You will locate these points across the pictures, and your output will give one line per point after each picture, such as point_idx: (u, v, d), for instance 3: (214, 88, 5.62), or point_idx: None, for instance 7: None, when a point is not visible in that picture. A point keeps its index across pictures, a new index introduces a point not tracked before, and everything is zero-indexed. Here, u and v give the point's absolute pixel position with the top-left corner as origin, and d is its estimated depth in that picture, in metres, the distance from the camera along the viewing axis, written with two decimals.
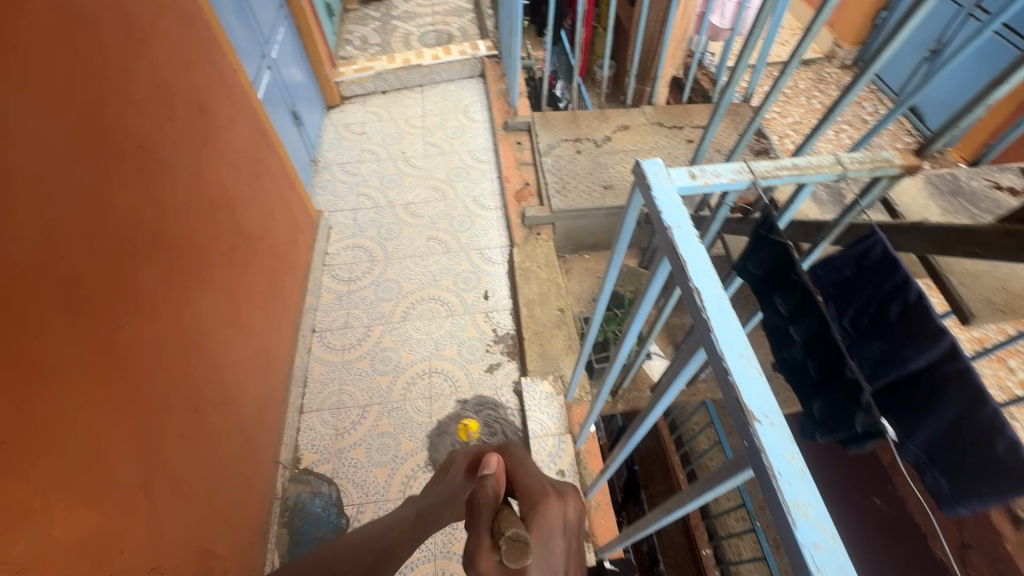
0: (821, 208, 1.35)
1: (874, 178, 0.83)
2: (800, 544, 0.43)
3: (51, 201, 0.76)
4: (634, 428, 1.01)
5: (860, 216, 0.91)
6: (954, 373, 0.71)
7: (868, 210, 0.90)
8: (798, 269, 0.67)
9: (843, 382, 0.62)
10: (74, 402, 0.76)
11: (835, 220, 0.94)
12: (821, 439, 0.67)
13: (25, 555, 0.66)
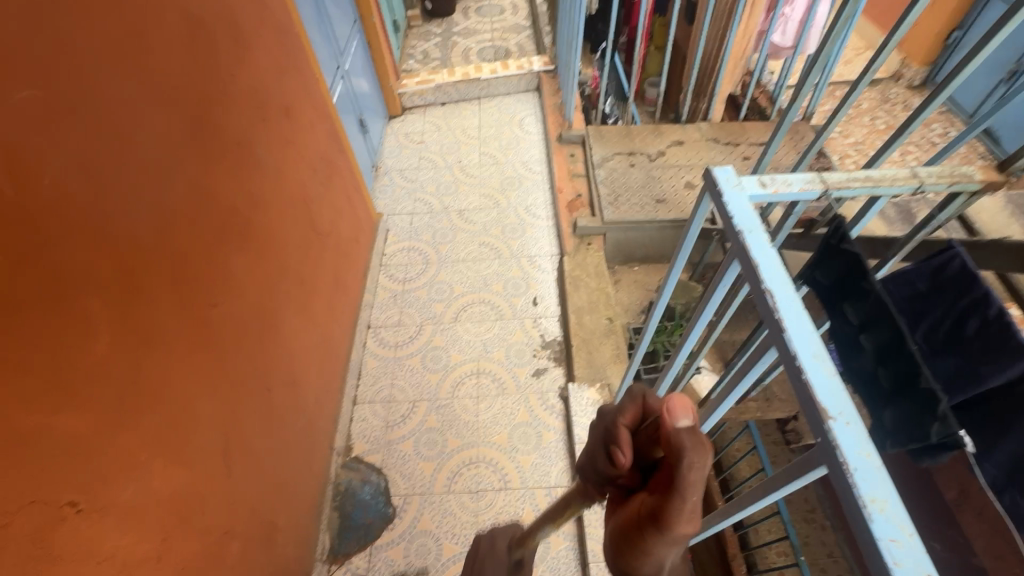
0: (888, 225, 1.33)
1: (952, 193, 0.82)
2: (876, 538, 0.44)
3: (169, 188, 0.85)
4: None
5: (933, 233, 0.89)
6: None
7: (942, 228, 0.89)
8: (871, 280, 0.67)
9: (918, 393, 0.62)
10: (177, 368, 0.85)
11: (906, 236, 0.92)
12: (892, 449, 0.68)
13: (130, 501, 0.74)
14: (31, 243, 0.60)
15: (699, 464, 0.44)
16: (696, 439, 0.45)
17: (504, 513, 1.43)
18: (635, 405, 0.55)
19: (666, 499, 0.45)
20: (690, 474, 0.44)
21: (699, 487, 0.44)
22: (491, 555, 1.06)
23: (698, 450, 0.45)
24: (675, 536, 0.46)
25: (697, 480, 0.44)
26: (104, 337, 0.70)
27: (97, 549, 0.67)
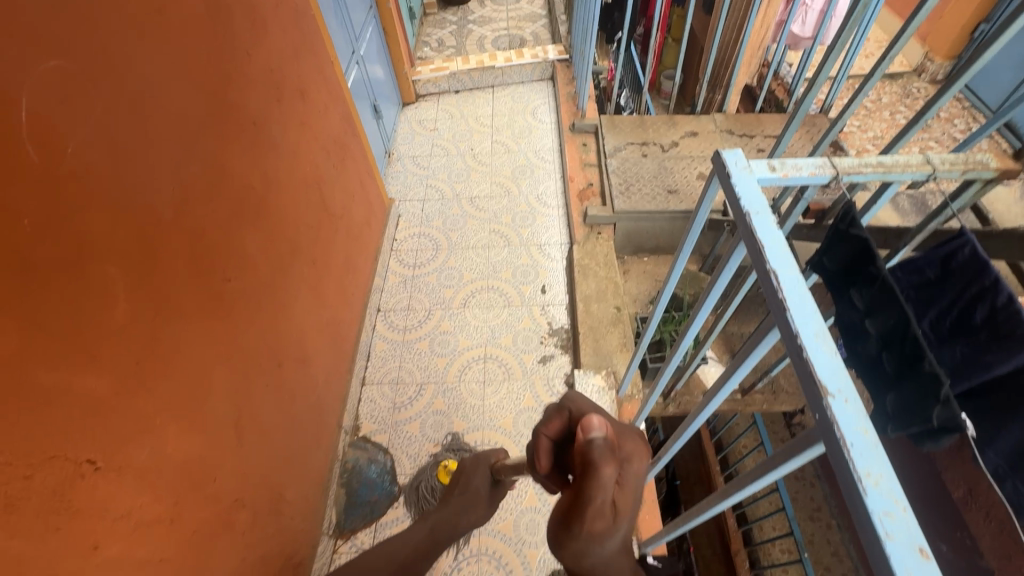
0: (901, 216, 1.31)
1: (967, 181, 0.81)
2: (870, 511, 0.44)
3: (186, 162, 0.87)
4: (687, 422, 1.02)
5: (945, 222, 0.88)
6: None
7: (955, 217, 0.88)
8: (879, 265, 0.67)
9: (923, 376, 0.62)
10: (191, 339, 0.87)
11: (918, 225, 0.91)
12: (894, 433, 0.68)
13: (145, 463, 0.76)
14: (55, 206, 0.62)
15: (603, 471, 0.56)
16: (603, 450, 0.57)
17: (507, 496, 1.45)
18: (556, 418, 0.72)
19: (580, 496, 0.58)
20: (598, 478, 0.56)
21: (604, 488, 0.56)
22: (475, 475, 1.20)
23: (607, 461, 0.57)
24: (588, 525, 0.58)
25: (603, 483, 0.56)
26: (122, 302, 0.72)
27: (111, 506, 0.70)
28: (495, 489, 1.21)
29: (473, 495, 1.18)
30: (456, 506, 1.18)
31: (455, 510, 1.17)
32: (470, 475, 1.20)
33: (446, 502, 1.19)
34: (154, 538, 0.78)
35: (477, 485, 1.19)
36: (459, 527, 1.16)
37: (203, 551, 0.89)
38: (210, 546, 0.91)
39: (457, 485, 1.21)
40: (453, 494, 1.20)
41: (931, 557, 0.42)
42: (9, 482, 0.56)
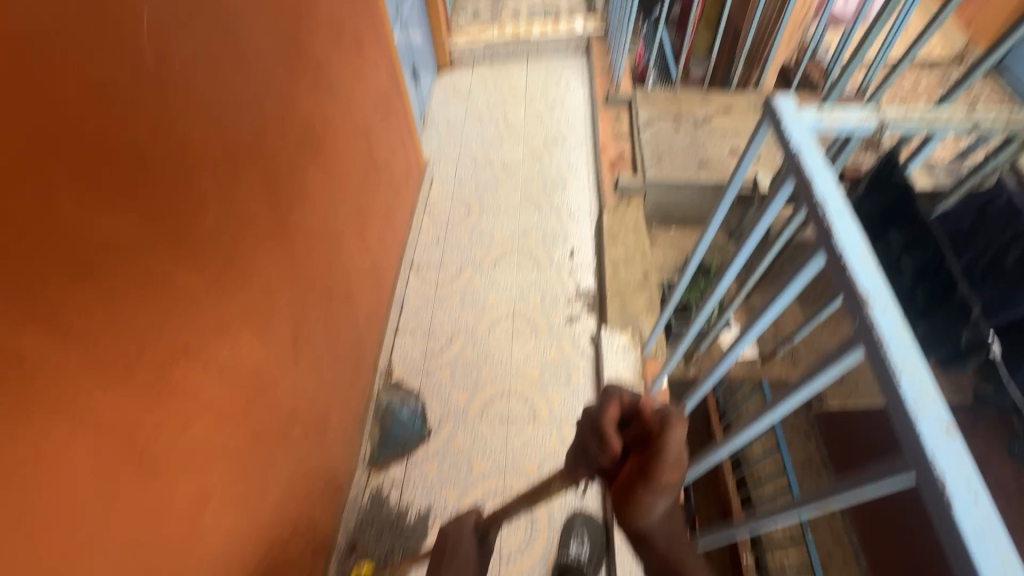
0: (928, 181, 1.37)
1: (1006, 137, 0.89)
2: (904, 395, 0.50)
3: (262, 92, 0.93)
4: (719, 358, 1.08)
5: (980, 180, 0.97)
6: None
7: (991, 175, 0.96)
8: None
9: None
10: (262, 258, 0.94)
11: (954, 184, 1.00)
12: None
13: (225, 361, 0.84)
14: (163, 112, 0.69)
15: (682, 429, 0.61)
16: (674, 413, 0.62)
17: (532, 441, 1.53)
18: (615, 405, 0.65)
19: (663, 452, 0.60)
20: (678, 437, 0.60)
21: (681, 443, 0.61)
22: (459, 536, 1.02)
23: (677, 420, 0.62)
24: (664, 481, 0.62)
25: (681, 439, 0.61)
26: (212, 209, 0.79)
27: (197, 394, 0.78)
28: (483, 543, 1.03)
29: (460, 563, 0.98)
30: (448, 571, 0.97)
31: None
32: (457, 543, 1.01)
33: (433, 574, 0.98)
34: (229, 430, 0.86)
35: (465, 551, 1.00)
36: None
37: (265, 453, 0.97)
38: (271, 450, 0.99)
39: (442, 557, 1.00)
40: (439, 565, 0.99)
41: (957, 433, 0.48)
42: (128, 351, 0.64)
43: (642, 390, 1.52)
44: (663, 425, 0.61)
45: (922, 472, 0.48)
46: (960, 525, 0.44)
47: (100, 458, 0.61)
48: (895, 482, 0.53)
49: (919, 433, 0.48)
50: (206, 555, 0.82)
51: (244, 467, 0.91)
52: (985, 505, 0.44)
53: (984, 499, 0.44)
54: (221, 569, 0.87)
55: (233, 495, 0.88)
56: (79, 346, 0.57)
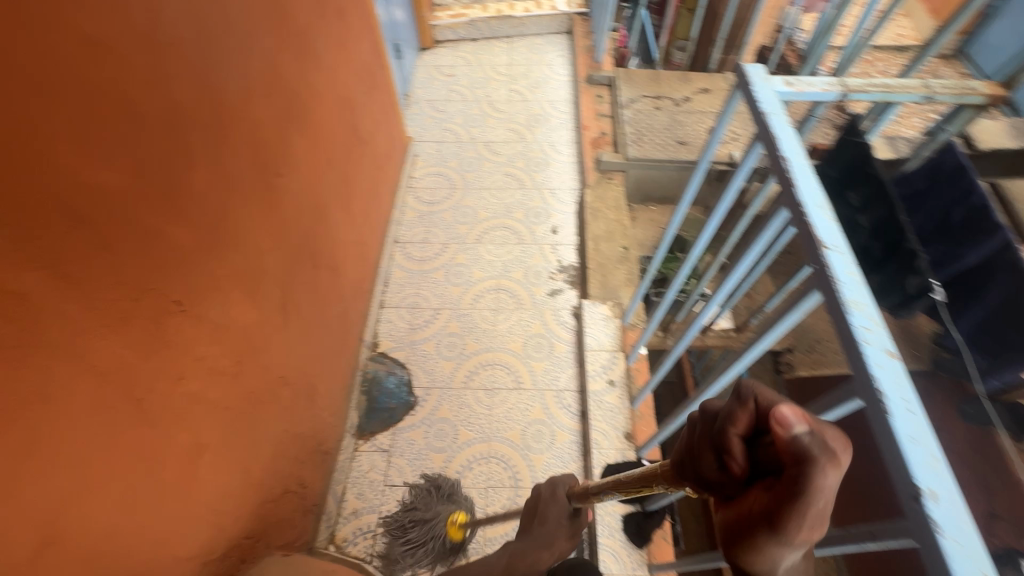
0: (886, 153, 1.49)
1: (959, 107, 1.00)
2: (852, 325, 0.55)
3: (249, 56, 0.94)
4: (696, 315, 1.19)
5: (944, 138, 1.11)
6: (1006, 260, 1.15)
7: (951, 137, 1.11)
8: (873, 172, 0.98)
9: (903, 254, 0.96)
10: (251, 221, 0.96)
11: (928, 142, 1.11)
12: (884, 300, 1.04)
13: (218, 319, 0.86)
14: (152, 67, 0.69)
15: (834, 472, 0.37)
16: (826, 444, 0.37)
17: (516, 409, 1.57)
18: (746, 409, 0.43)
19: (791, 499, 0.37)
20: (823, 485, 0.36)
21: (831, 496, 0.37)
22: (551, 501, 1.07)
23: (830, 457, 0.37)
24: (797, 541, 0.38)
25: (830, 490, 0.37)
26: (201, 167, 0.80)
27: (191, 348, 0.80)
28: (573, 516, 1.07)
29: (552, 526, 1.04)
30: (541, 533, 1.03)
31: (538, 537, 1.02)
32: (546, 504, 1.07)
33: (525, 532, 1.05)
34: (221, 386, 0.88)
35: (554, 516, 1.05)
36: (541, 561, 1.00)
37: (254, 412, 1.00)
38: (261, 411, 1.02)
39: (534, 516, 1.07)
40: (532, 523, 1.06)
41: (897, 358, 0.53)
42: (123, 299, 0.65)
43: (621, 358, 1.57)
44: (804, 454, 0.37)
45: (866, 393, 0.52)
46: (894, 432, 0.48)
47: (101, 400, 0.63)
48: (845, 407, 0.58)
49: (865, 357, 0.53)
50: (201, 505, 0.85)
51: (234, 424, 0.93)
52: (919, 417, 0.49)
53: (918, 412, 0.49)
54: (214, 522, 0.90)
55: (224, 450, 0.91)
56: (77, 289, 0.58)
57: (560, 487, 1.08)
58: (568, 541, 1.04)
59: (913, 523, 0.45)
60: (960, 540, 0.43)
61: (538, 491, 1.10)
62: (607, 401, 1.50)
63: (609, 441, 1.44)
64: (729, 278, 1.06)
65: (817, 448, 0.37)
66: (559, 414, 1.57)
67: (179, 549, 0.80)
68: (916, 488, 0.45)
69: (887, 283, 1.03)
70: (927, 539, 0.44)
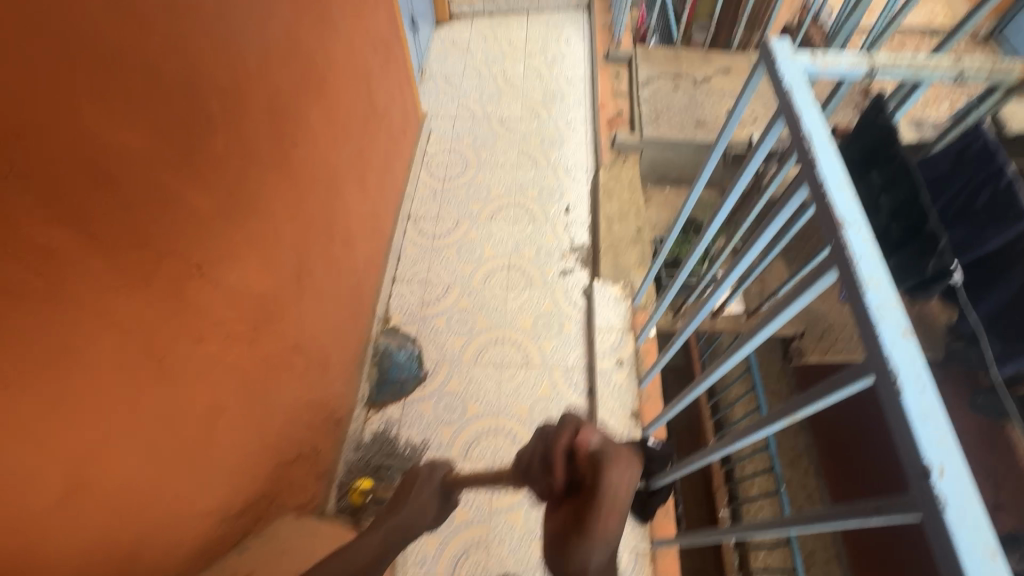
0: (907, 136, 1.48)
1: (994, 86, 0.98)
2: (868, 303, 0.55)
3: (266, 21, 0.93)
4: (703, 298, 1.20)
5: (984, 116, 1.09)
6: None
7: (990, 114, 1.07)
8: (897, 151, 0.98)
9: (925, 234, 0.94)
10: (267, 191, 0.97)
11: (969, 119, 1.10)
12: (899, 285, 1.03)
13: (236, 285, 0.88)
14: (174, 29, 0.70)
15: (614, 469, 0.60)
16: (610, 452, 0.62)
17: (524, 385, 1.59)
18: (568, 434, 0.67)
19: (591, 500, 0.59)
20: (613, 477, 0.59)
21: (615, 488, 0.59)
22: (426, 480, 0.88)
23: (612, 460, 0.61)
24: (597, 539, 0.57)
25: (614, 481, 0.59)
26: (220, 134, 0.81)
27: (210, 312, 0.82)
28: (448, 498, 0.90)
29: (423, 498, 0.85)
30: (407, 509, 0.83)
31: (410, 512, 0.83)
32: (421, 484, 0.87)
33: (390, 510, 0.84)
34: (239, 350, 0.91)
35: (426, 495, 0.86)
36: (414, 533, 0.82)
37: (270, 378, 1.03)
38: (276, 377, 1.05)
39: (400, 494, 0.87)
40: (398, 503, 0.86)
41: (911, 336, 0.53)
42: (145, 260, 0.67)
43: (630, 338, 1.58)
44: (599, 455, 0.62)
45: (878, 370, 0.52)
46: (904, 410, 0.48)
47: (126, 356, 0.65)
48: (853, 386, 0.58)
49: (878, 334, 0.53)
50: (220, 464, 0.89)
51: (251, 389, 0.96)
52: (930, 395, 0.49)
53: (929, 389, 0.49)
54: (234, 480, 0.94)
55: (242, 412, 0.94)
56: (100, 246, 0.60)
57: (437, 469, 0.90)
58: (439, 518, 0.89)
59: (920, 498, 0.46)
60: (965, 515, 0.44)
61: (420, 470, 0.91)
62: (614, 380, 1.52)
63: (616, 418, 1.47)
64: (740, 261, 1.06)
65: (605, 451, 0.62)
66: (566, 391, 1.58)
67: (200, 502, 0.84)
68: (924, 464, 0.46)
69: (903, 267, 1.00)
70: (932, 514, 0.45)
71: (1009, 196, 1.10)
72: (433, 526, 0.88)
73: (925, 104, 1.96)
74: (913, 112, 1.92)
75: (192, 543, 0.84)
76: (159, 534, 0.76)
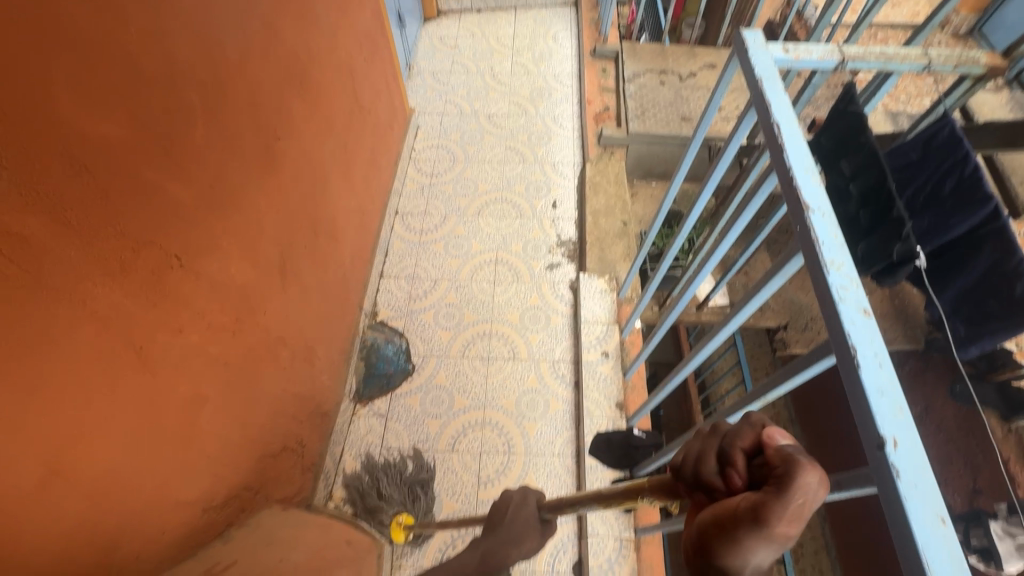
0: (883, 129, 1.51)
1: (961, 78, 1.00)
2: (830, 284, 0.57)
3: (246, 14, 0.93)
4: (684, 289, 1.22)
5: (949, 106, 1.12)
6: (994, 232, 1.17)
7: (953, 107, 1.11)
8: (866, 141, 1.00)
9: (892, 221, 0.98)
10: (248, 183, 0.97)
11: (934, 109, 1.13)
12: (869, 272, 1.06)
13: (217, 277, 0.89)
14: (151, 18, 0.70)
15: (812, 471, 0.38)
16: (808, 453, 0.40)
17: (512, 378, 1.60)
18: (753, 423, 0.46)
19: (769, 496, 0.37)
20: (803, 480, 0.37)
21: (809, 495, 0.37)
22: (522, 504, 0.96)
23: (811, 463, 0.39)
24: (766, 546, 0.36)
25: (810, 488, 0.37)
26: (199, 124, 0.81)
27: (191, 303, 0.82)
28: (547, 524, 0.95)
29: (523, 527, 0.93)
30: (504, 534, 0.93)
31: (506, 536, 0.92)
32: (517, 508, 0.95)
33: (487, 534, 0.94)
34: (221, 341, 0.91)
35: (524, 520, 0.94)
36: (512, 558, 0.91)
37: (253, 370, 1.03)
38: (260, 370, 1.06)
39: (498, 518, 0.96)
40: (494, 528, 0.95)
41: (871, 316, 0.54)
42: (123, 250, 0.67)
43: (616, 330, 1.60)
44: (790, 452, 0.40)
45: (840, 349, 0.54)
46: (863, 386, 0.50)
47: (104, 344, 0.65)
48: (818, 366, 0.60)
49: (839, 314, 0.55)
50: (203, 454, 0.89)
51: (234, 380, 0.96)
52: (887, 371, 0.51)
53: (887, 365, 0.51)
54: (217, 471, 0.94)
55: (225, 403, 0.94)
56: (76, 234, 0.60)
57: (532, 495, 0.96)
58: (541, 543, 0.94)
59: (876, 470, 0.48)
60: (917, 484, 0.45)
61: (516, 494, 0.98)
62: (600, 372, 1.53)
63: (601, 409, 1.49)
64: (717, 251, 1.09)
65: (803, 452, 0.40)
66: (553, 383, 1.60)
67: (181, 492, 0.85)
68: (880, 436, 0.47)
69: (871, 254, 1.04)
70: (886, 484, 0.47)
71: (973, 182, 1.14)
72: (535, 551, 0.93)
73: (907, 97, 1.98)
74: (892, 107, 1.95)
75: (174, 533, 0.84)
76: (142, 523, 0.77)
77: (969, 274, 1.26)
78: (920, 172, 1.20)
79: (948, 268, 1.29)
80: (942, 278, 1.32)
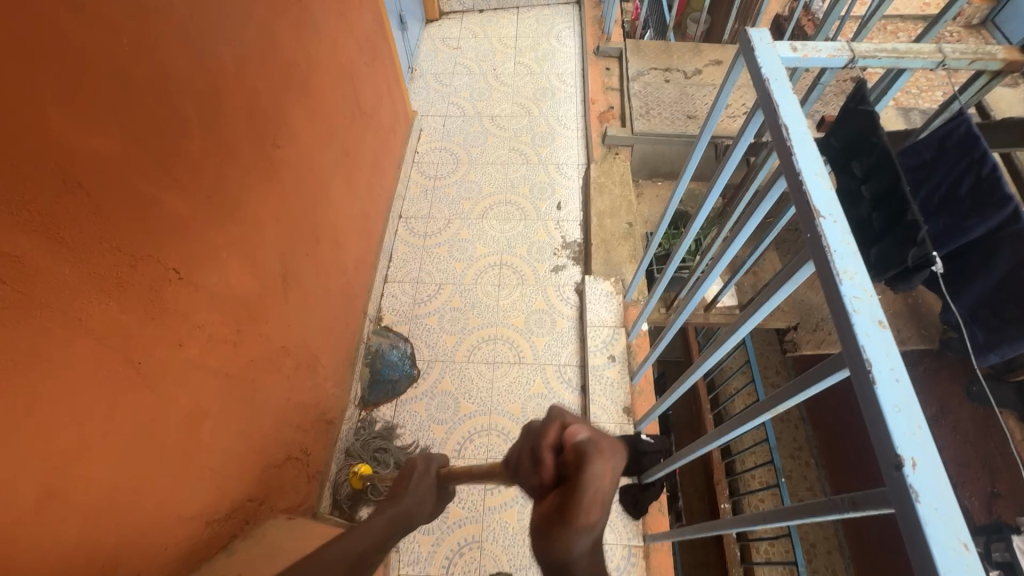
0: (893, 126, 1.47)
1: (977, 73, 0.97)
2: (843, 295, 0.54)
3: (242, 22, 0.92)
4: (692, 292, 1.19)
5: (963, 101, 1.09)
6: (1012, 232, 1.13)
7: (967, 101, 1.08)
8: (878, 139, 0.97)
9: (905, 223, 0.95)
10: (247, 193, 0.96)
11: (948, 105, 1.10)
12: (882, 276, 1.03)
13: (217, 288, 0.88)
14: (144, 29, 0.69)
15: (598, 461, 0.52)
16: (596, 443, 0.54)
17: (517, 382, 1.59)
18: (556, 427, 0.59)
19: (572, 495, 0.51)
20: (592, 471, 0.51)
21: (599, 480, 0.51)
22: (423, 472, 0.89)
23: (597, 451, 0.53)
24: (577, 533, 0.50)
25: (598, 473, 0.51)
26: (195, 134, 0.80)
27: (190, 315, 0.81)
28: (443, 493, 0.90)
29: (426, 490, 0.86)
30: (408, 499, 0.83)
31: (412, 498, 0.83)
32: (420, 473, 0.89)
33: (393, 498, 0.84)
34: (222, 353, 0.90)
35: (427, 484, 0.87)
36: (415, 520, 0.81)
37: (255, 380, 1.02)
38: (263, 380, 1.05)
39: (401, 481, 0.88)
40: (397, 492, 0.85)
41: (887, 328, 0.52)
42: (120, 266, 0.66)
43: (622, 334, 1.58)
44: (580, 447, 0.54)
45: (854, 363, 0.51)
46: (878, 402, 0.48)
47: (101, 360, 0.65)
48: (830, 379, 0.58)
49: (853, 326, 0.52)
50: (205, 467, 0.88)
51: (236, 391, 0.95)
52: (904, 387, 0.48)
53: (904, 380, 0.48)
54: (220, 482, 0.94)
55: (227, 414, 0.93)
56: (69, 251, 0.59)
57: (433, 461, 0.92)
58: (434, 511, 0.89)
59: (893, 490, 0.46)
60: (938, 507, 0.43)
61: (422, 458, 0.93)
62: (607, 376, 1.51)
63: (608, 414, 1.46)
64: (725, 254, 1.07)
65: (590, 442, 0.54)
66: (559, 388, 1.58)
67: (183, 506, 0.84)
68: (897, 457, 0.45)
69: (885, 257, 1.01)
70: (904, 505, 0.45)
71: (990, 182, 1.11)
72: (429, 518, 0.87)
73: (918, 92, 1.95)
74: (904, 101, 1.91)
75: (177, 547, 0.84)
76: (145, 538, 0.76)
77: (984, 279, 1.23)
78: (936, 171, 1.17)
79: (962, 270, 1.26)
80: (955, 280, 1.29)
